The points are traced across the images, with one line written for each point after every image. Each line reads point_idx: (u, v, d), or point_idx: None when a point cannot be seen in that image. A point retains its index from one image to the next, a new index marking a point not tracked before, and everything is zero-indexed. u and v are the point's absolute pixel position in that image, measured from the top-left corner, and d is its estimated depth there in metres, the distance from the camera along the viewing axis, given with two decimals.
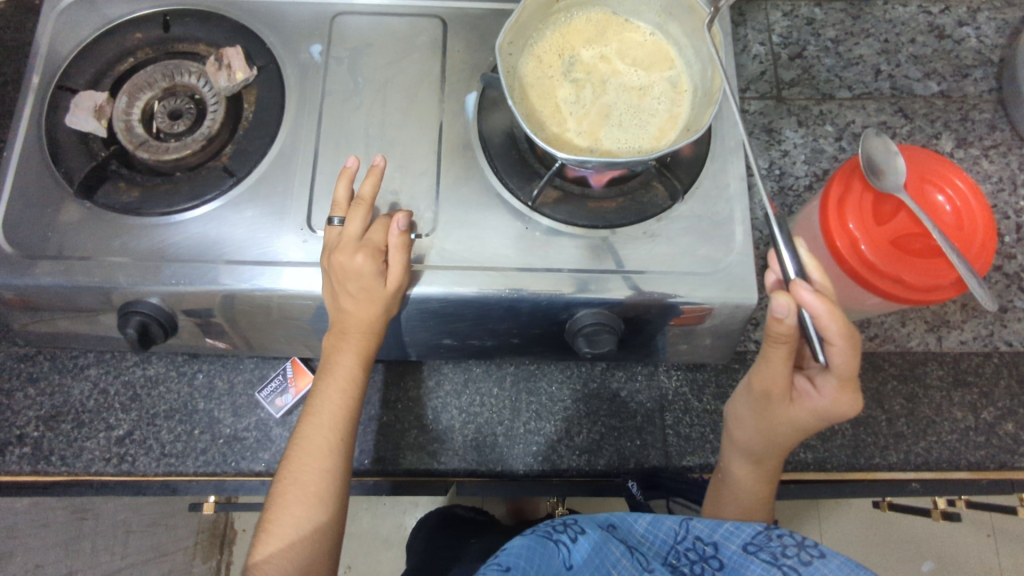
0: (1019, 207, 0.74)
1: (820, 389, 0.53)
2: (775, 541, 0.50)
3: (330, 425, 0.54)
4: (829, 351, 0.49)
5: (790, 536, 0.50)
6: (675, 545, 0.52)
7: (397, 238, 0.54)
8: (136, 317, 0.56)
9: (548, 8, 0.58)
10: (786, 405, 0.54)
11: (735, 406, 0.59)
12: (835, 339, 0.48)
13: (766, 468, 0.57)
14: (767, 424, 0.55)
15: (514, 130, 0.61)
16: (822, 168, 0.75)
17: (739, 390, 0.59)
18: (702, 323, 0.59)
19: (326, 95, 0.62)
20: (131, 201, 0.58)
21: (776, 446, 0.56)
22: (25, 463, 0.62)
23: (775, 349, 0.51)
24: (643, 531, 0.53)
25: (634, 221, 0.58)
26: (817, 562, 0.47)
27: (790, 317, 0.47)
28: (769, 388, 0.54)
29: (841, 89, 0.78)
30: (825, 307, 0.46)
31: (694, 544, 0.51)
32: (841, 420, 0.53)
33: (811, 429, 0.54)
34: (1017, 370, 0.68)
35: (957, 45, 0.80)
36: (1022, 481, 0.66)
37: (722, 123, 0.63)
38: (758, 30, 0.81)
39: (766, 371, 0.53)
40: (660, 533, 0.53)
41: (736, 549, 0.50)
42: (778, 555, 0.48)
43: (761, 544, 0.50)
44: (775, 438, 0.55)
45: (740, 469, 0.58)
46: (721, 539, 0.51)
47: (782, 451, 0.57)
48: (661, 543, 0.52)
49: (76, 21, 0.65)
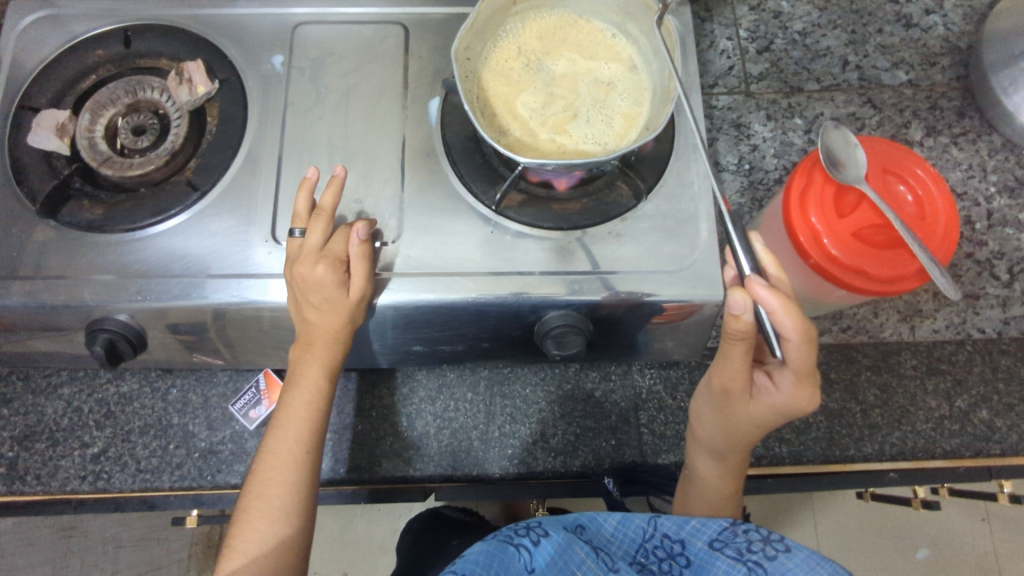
0: (989, 193, 0.74)
1: (779, 385, 0.53)
2: (740, 536, 0.50)
3: (294, 438, 0.55)
4: (784, 347, 0.49)
5: (756, 531, 0.50)
6: (643, 543, 0.52)
7: (357, 247, 0.54)
8: (102, 335, 0.56)
9: (504, 12, 0.58)
10: (746, 402, 0.55)
11: (697, 404, 0.60)
12: (791, 335, 0.48)
13: (731, 464, 0.58)
14: (729, 420, 0.56)
15: (476, 134, 0.61)
16: (792, 161, 0.75)
17: (702, 387, 0.60)
18: (691, 318, 0.59)
19: (289, 106, 0.63)
20: (95, 218, 0.58)
21: (738, 441, 0.57)
22: (0, 484, 0.62)
23: (733, 346, 0.52)
24: (612, 531, 0.53)
25: (599, 222, 0.58)
26: (782, 556, 0.47)
27: (747, 313, 0.48)
28: (728, 384, 0.55)
29: (809, 81, 0.78)
30: (780, 302, 0.46)
31: (662, 542, 0.51)
32: (800, 414, 0.53)
33: (772, 424, 0.55)
34: (990, 357, 0.68)
35: (925, 34, 0.80)
36: (999, 467, 0.65)
37: (684, 120, 0.63)
38: (725, 25, 0.81)
39: (725, 368, 0.54)
40: (629, 531, 0.53)
41: (702, 545, 0.50)
42: (744, 551, 0.48)
43: (727, 539, 0.50)
44: (737, 434, 0.56)
45: (705, 465, 0.59)
46: (688, 536, 0.51)
47: (746, 447, 0.58)
48: (630, 541, 0.52)
49: (38, 41, 0.65)
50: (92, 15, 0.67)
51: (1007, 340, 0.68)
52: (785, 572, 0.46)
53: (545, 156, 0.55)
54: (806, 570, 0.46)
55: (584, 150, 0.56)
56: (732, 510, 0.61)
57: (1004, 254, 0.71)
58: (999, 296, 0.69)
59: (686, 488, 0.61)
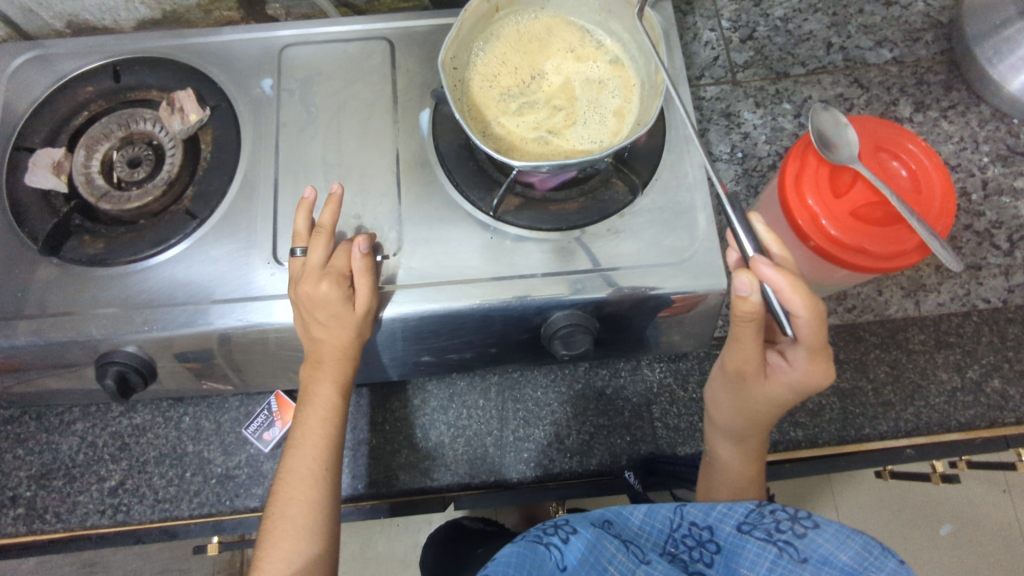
0: (983, 163, 0.74)
1: (792, 363, 0.54)
2: (768, 517, 0.50)
3: (313, 455, 0.55)
4: (794, 325, 0.49)
5: (782, 510, 0.50)
6: (672, 533, 0.52)
7: (360, 261, 0.54)
8: (113, 368, 0.56)
9: (487, 19, 0.58)
10: (761, 382, 0.55)
11: (712, 391, 0.60)
12: (801, 312, 0.48)
13: (750, 447, 0.59)
14: (744, 403, 0.57)
15: (469, 142, 0.61)
16: (784, 146, 0.75)
17: (714, 374, 0.60)
18: (692, 311, 0.59)
19: (281, 128, 0.63)
20: (97, 252, 0.59)
21: (756, 422, 0.57)
22: (21, 524, 0.62)
23: (743, 329, 0.52)
24: (640, 523, 0.54)
25: (597, 219, 0.59)
26: (811, 534, 0.47)
27: (755, 294, 0.48)
28: (742, 367, 0.55)
29: (795, 66, 0.79)
30: (786, 280, 0.46)
31: (690, 530, 0.51)
32: (816, 390, 0.54)
33: (788, 402, 0.55)
34: (997, 326, 0.68)
35: (905, 11, 0.81)
36: (1015, 435, 0.65)
37: (674, 112, 0.63)
38: (707, 17, 0.82)
39: (736, 352, 0.55)
40: (656, 523, 0.53)
41: (731, 530, 0.50)
42: (772, 531, 0.48)
43: (755, 522, 0.50)
44: (755, 414, 0.57)
45: (725, 450, 0.59)
46: (715, 522, 0.51)
47: (764, 429, 0.58)
48: (658, 532, 0.53)
49: (29, 81, 0.66)
50: (80, 52, 0.67)
51: (1013, 308, 0.69)
52: (816, 549, 0.46)
53: (545, 159, 0.56)
54: (837, 545, 0.46)
55: (578, 150, 0.56)
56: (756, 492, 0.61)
57: (1003, 223, 0.71)
58: (1001, 265, 0.70)
59: (709, 474, 0.61)
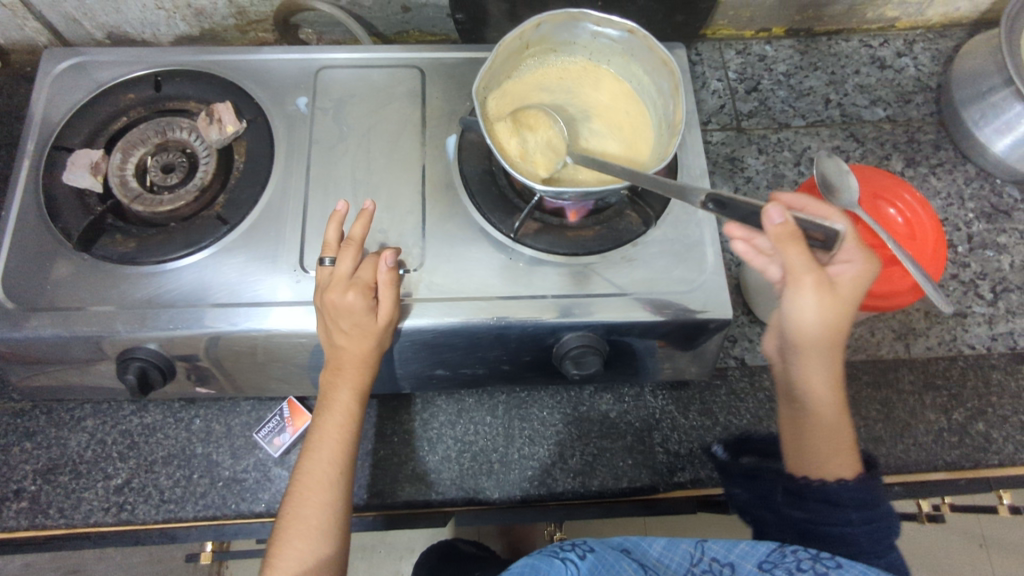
0: (968, 219, 0.79)
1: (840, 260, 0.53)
2: (789, 556, 0.50)
3: (329, 459, 0.56)
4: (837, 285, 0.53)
5: (803, 552, 0.50)
6: (691, 567, 0.51)
7: (386, 274, 0.57)
8: (136, 363, 0.58)
9: (517, 56, 0.62)
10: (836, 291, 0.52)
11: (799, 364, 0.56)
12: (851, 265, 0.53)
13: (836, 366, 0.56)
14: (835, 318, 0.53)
15: (493, 168, 0.65)
16: (784, 192, 0.79)
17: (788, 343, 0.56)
18: (683, 343, 0.62)
19: (314, 143, 0.66)
20: (128, 251, 0.60)
21: (830, 352, 0.55)
22: (23, 518, 0.62)
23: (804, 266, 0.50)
24: (658, 555, 0.53)
25: (612, 247, 0.62)
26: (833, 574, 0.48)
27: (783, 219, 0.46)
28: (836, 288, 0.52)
29: (796, 118, 0.84)
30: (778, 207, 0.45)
31: (710, 566, 0.51)
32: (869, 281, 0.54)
33: (853, 301, 0.53)
34: (982, 372, 0.72)
35: (898, 74, 0.87)
36: (998, 478, 0.68)
37: (687, 152, 0.67)
38: (715, 67, 0.87)
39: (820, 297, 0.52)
40: (675, 556, 0.53)
41: (752, 568, 0.50)
42: (794, 571, 0.48)
43: (776, 561, 0.50)
44: (831, 349, 0.55)
45: (814, 382, 0.56)
46: (737, 559, 0.51)
47: (838, 340, 0.54)
48: (677, 566, 0.52)
49: (72, 85, 0.69)
50: (122, 62, 0.70)
51: (996, 355, 0.72)
52: None
53: (581, 185, 0.59)
54: None
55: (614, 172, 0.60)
56: (851, 453, 0.56)
57: (986, 275, 0.76)
58: (984, 313, 0.74)
59: (800, 420, 0.58)
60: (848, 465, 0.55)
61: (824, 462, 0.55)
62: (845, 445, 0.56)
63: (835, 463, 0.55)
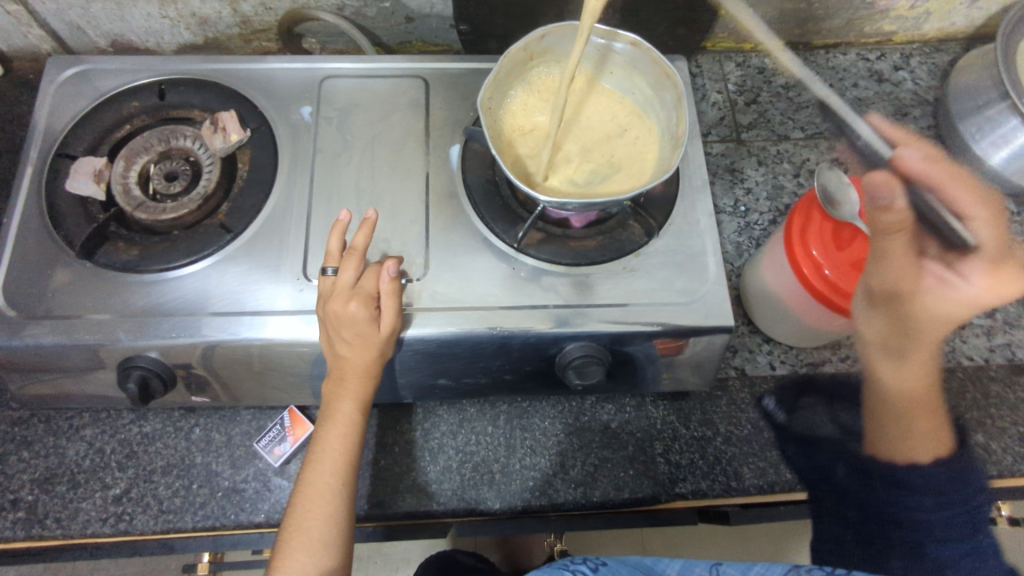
0: None
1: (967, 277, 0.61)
2: None
3: (331, 470, 0.56)
4: (933, 292, 0.61)
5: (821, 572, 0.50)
6: None
7: (388, 285, 0.57)
8: (136, 372, 0.57)
9: (522, 67, 0.63)
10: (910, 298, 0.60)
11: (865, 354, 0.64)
12: (974, 282, 0.60)
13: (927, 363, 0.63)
14: (897, 318, 0.60)
15: (496, 178, 0.65)
16: (783, 203, 0.80)
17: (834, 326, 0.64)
18: (682, 353, 0.62)
19: (317, 152, 0.66)
20: (131, 259, 0.60)
21: (910, 349, 0.63)
22: (19, 528, 0.61)
23: (897, 244, 0.59)
24: None
25: (614, 258, 0.62)
26: None
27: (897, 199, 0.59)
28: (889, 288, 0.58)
29: (795, 130, 0.85)
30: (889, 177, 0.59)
31: None
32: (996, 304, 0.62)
33: (956, 316, 0.62)
34: (981, 383, 0.72)
35: (896, 88, 0.88)
36: (998, 490, 0.68)
37: (688, 164, 0.67)
38: (715, 79, 0.88)
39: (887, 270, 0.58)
40: None
41: None
42: None
43: None
44: (882, 350, 0.62)
45: (899, 374, 0.63)
46: None
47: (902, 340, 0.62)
48: None
49: (75, 93, 0.69)
50: (126, 70, 0.70)
51: (994, 367, 0.73)
52: None
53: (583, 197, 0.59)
54: None
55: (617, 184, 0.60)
56: (940, 434, 0.61)
57: None
58: (982, 325, 0.75)
59: (885, 411, 0.63)
60: (925, 449, 0.60)
61: (903, 444, 0.61)
62: (935, 430, 0.61)
63: (916, 445, 0.61)
